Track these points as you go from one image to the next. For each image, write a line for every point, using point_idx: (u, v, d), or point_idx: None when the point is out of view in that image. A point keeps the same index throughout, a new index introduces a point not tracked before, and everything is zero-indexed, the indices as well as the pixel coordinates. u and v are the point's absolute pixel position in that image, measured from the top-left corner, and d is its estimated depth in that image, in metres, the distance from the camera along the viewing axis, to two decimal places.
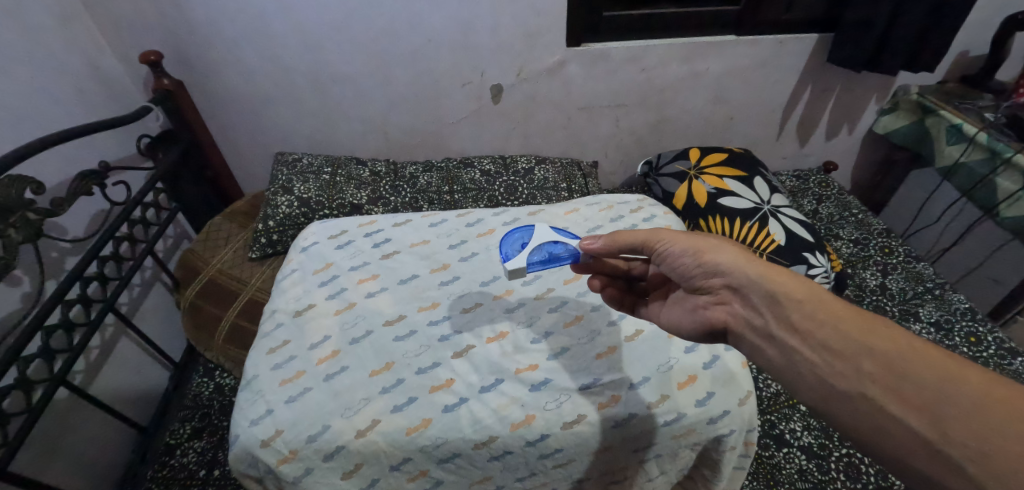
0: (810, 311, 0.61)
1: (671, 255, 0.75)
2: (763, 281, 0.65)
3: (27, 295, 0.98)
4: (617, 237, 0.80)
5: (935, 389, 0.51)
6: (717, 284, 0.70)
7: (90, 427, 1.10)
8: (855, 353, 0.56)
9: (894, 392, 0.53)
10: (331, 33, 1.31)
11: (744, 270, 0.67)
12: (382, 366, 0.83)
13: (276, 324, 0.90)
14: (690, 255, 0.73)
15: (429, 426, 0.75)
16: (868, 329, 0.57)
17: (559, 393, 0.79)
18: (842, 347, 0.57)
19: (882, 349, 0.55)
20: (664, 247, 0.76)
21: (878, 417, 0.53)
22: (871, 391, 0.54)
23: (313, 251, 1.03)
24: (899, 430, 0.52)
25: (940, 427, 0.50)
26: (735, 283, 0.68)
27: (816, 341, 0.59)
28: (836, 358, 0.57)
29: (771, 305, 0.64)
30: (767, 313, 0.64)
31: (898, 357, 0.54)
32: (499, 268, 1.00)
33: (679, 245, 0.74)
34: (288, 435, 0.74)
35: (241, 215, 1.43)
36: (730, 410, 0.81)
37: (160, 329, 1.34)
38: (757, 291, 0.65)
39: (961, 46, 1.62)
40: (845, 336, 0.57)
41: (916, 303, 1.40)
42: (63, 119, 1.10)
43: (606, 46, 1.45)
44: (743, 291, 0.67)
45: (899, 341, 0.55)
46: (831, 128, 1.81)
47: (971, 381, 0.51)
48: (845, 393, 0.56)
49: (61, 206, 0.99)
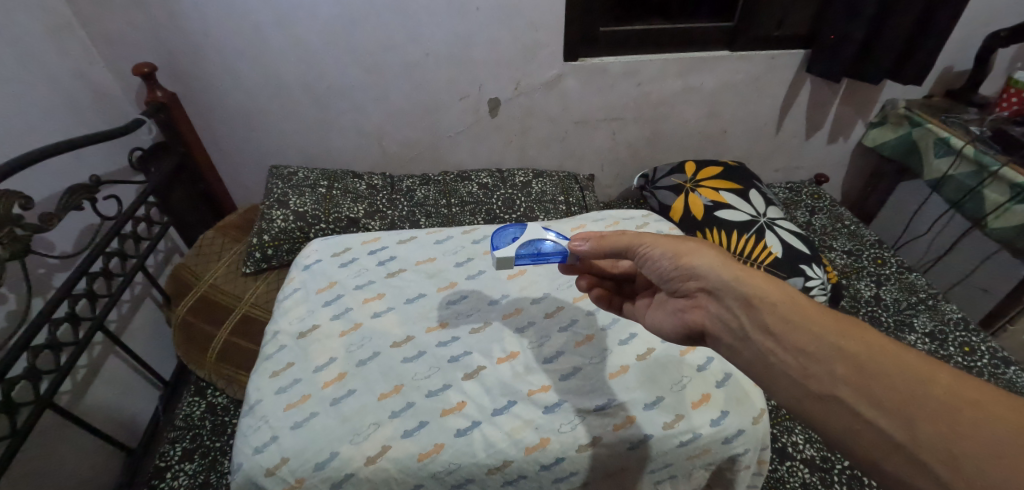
0: (784, 314, 0.60)
1: (650, 259, 0.72)
2: (737, 284, 0.64)
3: (12, 313, 0.95)
4: (601, 241, 0.77)
5: (906, 390, 0.51)
6: (693, 288, 0.68)
7: (77, 450, 1.06)
8: (829, 355, 0.55)
9: (865, 394, 0.52)
10: (328, 45, 1.30)
11: (719, 274, 0.66)
12: (391, 389, 0.81)
13: (279, 346, 0.88)
14: (668, 258, 0.70)
15: (442, 452, 0.74)
16: (842, 332, 0.56)
17: (572, 415, 0.78)
18: (816, 350, 0.56)
19: (854, 351, 0.55)
20: (644, 251, 0.73)
21: (851, 419, 0.53)
22: (844, 394, 0.53)
23: (316, 269, 1.01)
24: (869, 432, 0.51)
25: (910, 428, 0.50)
26: (710, 286, 0.66)
27: (790, 344, 0.58)
28: (810, 360, 0.56)
29: (747, 309, 0.62)
30: (742, 321, 0.62)
31: (871, 359, 0.54)
32: (508, 286, 0.99)
33: (659, 248, 0.72)
34: (294, 463, 0.72)
35: (234, 229, 1.41)
36: (745, 429, 0.80)
37: (150, 347, 1.30)
38: (733, 295, 0.64)
39: (946, 62, 1.66)
40: (819, 339, 0.56)
41: (911, 313, 1.41)
42: (54, 133, 1.08)
43: (603, 60, 1.47)
44: (717, 294, 0.65)
45: (871, 344, 0.54)
46: (822, 141, 1.84)
47: (942, 383, 0.51)
48: (818, 396, 0.55)
49: (51, 222, 0.96)
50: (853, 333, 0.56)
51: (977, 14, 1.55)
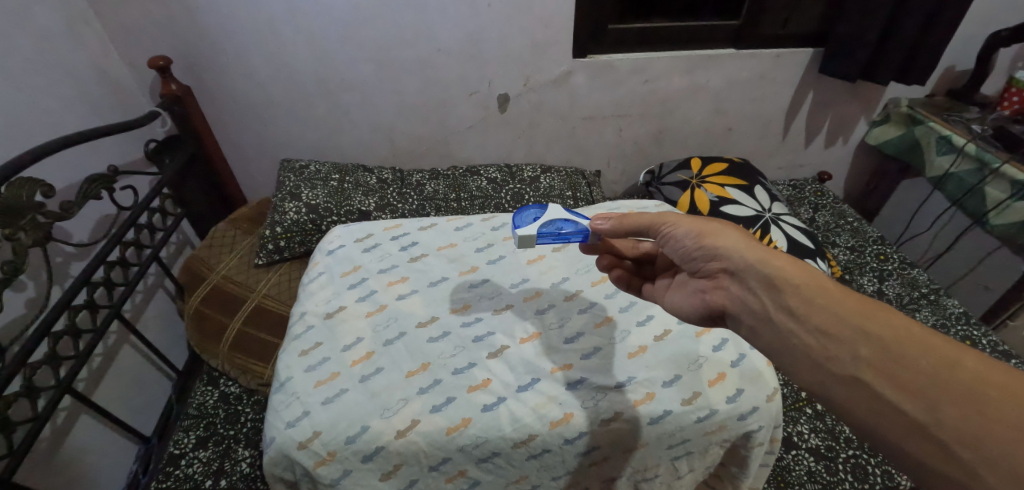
0: (808, 296, 0.61)
1: (674, 239, 0.75)
2: (761, 266, 0.66)
3: (32, 300, 0.96)
4: (625, 218, 0.79)
5: (929, 374, 0.51)
6: (717, 268, 0.71)
7: (94, 437, 1.07)
8: (852, 338, 0.56)
9: (888, 377, 0.53)
10: (341, 40, 1.32)
11: (743, 255, 0.68)
12: (418, 367, 0.83)
13: (307, 326, 0.90)
14: (692, 237, 0.73)
15: (469, 426, 0.76)
16: (867, 315, 0.57)
17: (595, 392, 0.80)
18: (840, 333, 0.57)
19: (878, 335, 0.55)
20: (668, 230, 0.75)
21: (873, 401, 0.53)
22: (866, 376, 0.54)
23: (340, 254, 1.03)
24: (890, 413, 0.52)
25: (933, 411, 0.50)
26: (733, 267, 0.68)
27: (813, 325, 0.59)
28: (833, 342, 0.57)
29: (769, 289, 0.64)
30: (759, 306, 0.65)
31: (897, 344, 0.54)
32: (528, 271, 1.01)
33: (682, 228, 0.74)
34: (326, 437, 0.74)
35: (246, 221, 1.42)
36: (759, 406, 0.82)
37: (163, 337, 1.32)
38: (756, 276, 0.66)
39: (948, 61, 1.68)
40: (843, 320, 0.57)
41: (913, 308, 1.43)
42: (71, 124, 1.09)
43: (611, 57, 1.49)
44: (741, 274, 0.67)
45: (898, 329, 0.55)
46: (820, 145, 1.87)
47: (968, 368, 0.51)
48: (839, 378, 0.56)
49: (71, 210, 0.98)
50: (878, 318, 0.56)
51: (979, 15, 1.57)
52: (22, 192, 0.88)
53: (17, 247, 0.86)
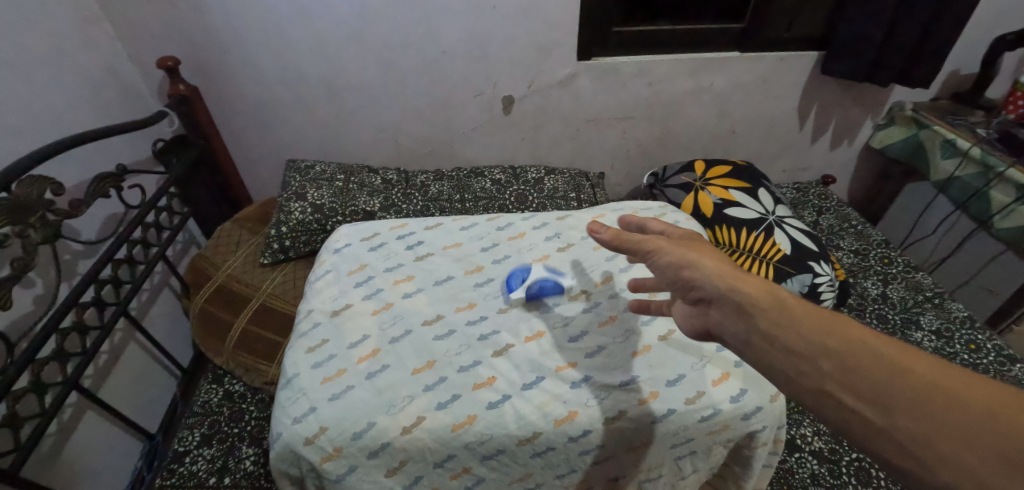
0: (771, 312, 0.52)
1: (657, 268, 0.64)
2: (730, 291, 0.56)
3: (40, 297, 0.97)
4: (619, 237, 0.69)
5: (889, 383, 0.45)
6: (693, 301, 0.60)
7: (99, 433, 1.08)
8: (815, 352, 0.48)
9: (848, 388, 0.46)
10: (348, 42, 1.33)
11: (718, 283, 0.57)
12: (424, 364, 0.83)
13: (313, 323, 0.90)
14: (674, 269, 0.62)
15: (474, 423, 0.76)
16: (824, 325, 0.50)
17: (599, 390, 0.80)
18: (800, 347, 0.49)
19: (837, 346, 0.48)
20: (652, 258, 0.65)
21: (841, 417, 0.46)
22: (831, 389, 0.47)
23: (346, 253, 1.03)
24: (857, 427, 0.45)
25: (894, 425, 0.43)
26: (711, 299, 0.57)
27: (779, 343, 0.50)
28: (795, 356, 0.49)
29: (741, 317, 0.54)
30: (731, 325, 0.55)
31: (854, 356, 0.47)
32: None
33: (669, 256, 0.63)
34: (333, 432, 0.74)
35: (251, 221, 1.43)
36: (763, 406, 0.82)
37: (168, 336, 1.32)
38: (731, 306, 0.55)
39: (953, 65, 1.68)
40: (802, 334, 0.50)
41: (917, 311, 1.43)
42: (80, 123, 1.10)
43: (615, 60, 1.49)
44: (718, 307, 0.56)
45: (852, 338, 0.48)
46: (825, 147, 1.87)
47: (929, 378, 0.44)
48: (799, 393, 0.48)
49: (80, 208, 0.98)
50: (834, 329, 0.49)
51: (983, 19, 1.57)
52: (32, 189, 0.89)
53: (28, 244, 0.87)
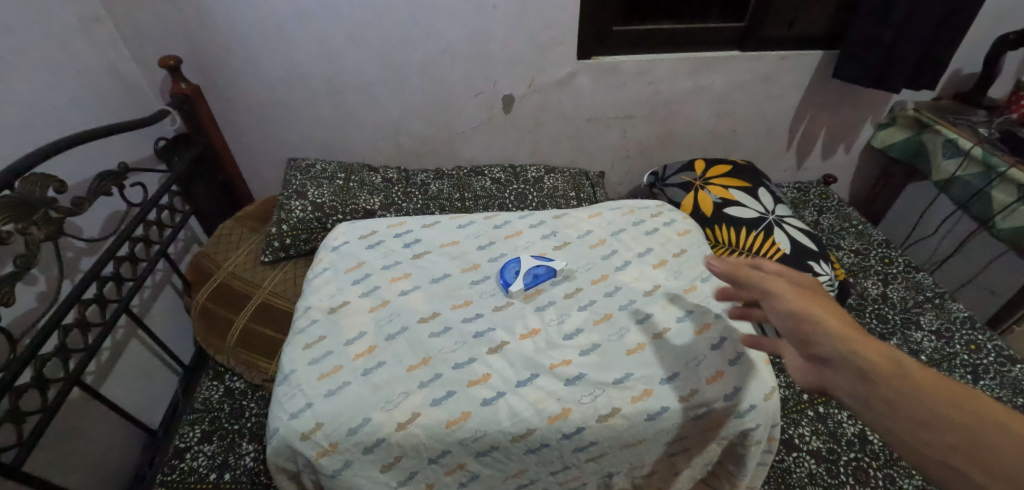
0: (894, 382, 0.55)
1: (774, 313, 0.69)
2: (851, 354, 0.59)
3: (42, 294, 0.98)
4: (736, 272, 0.76)
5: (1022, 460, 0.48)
6: (808, 354, 0.63)
7: (102, 429, 1.09)
8: (940, 423, 0.52)
9: (980, 464, 0.49)
10: (348, 41, 1.33)
11: (836, 344, 0.61)
12: (419, 361, 0.84)
13: (310, 320, 0.91)
14: (792, 319, 0.66)
15: (469, 419, 0.77)
16: (953, 401, 0.53)
17: (594, 387, 0.81)
18: (927, 418, 0.52)
19: (966, 422, 0.51)
20: (771, 303, 0.70)
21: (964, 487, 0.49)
22: (958, 463, 0.50)
23: (344, 250, 1.04)
24: None
25: None
26: (825, 357, 0.61)
27: (900, 411, 0.54)
28: (919, 425, 0.53)
29: (860, 380, 0.57)
30: (858, 391, 0.57)
31: (984, 430, 0.50)
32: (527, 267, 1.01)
33: (787, 304, 0.68)
34: (328, 428, 0.75)
35: (252, 219, 1.44)
36: (757, 405, 0.82)
37: (169, 333, 1.33)
38: (847, 367, 0.59)
39: (955, 64, 1.67)
40: (928, 405, 0.53)
41: (917, 311, 1.42)
42: (83, 121, 1.11)
43: (615, 59, 1.49)
44: (832, 364, 0.60)
45: (988, 418, 0.51)
46: (818, 156, 1.90)
47: None
48: (930, 463, 0.52)
49: (82, 206, 0.99)
50: (966, 404, 0.52)
51: (986, 18, 1.56)
52: (35, 188, 0.90)
53: (30, 241, 0.88)
